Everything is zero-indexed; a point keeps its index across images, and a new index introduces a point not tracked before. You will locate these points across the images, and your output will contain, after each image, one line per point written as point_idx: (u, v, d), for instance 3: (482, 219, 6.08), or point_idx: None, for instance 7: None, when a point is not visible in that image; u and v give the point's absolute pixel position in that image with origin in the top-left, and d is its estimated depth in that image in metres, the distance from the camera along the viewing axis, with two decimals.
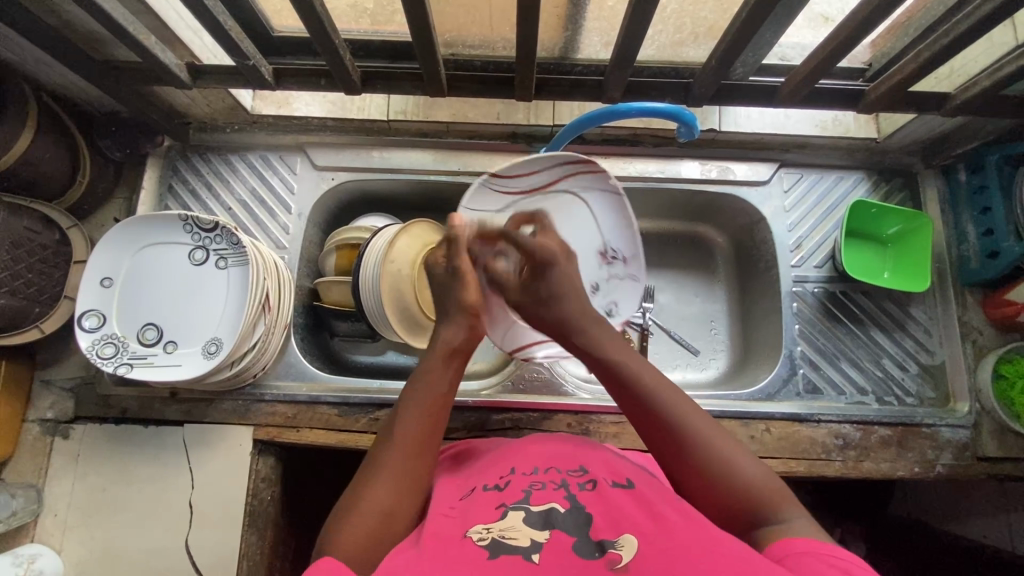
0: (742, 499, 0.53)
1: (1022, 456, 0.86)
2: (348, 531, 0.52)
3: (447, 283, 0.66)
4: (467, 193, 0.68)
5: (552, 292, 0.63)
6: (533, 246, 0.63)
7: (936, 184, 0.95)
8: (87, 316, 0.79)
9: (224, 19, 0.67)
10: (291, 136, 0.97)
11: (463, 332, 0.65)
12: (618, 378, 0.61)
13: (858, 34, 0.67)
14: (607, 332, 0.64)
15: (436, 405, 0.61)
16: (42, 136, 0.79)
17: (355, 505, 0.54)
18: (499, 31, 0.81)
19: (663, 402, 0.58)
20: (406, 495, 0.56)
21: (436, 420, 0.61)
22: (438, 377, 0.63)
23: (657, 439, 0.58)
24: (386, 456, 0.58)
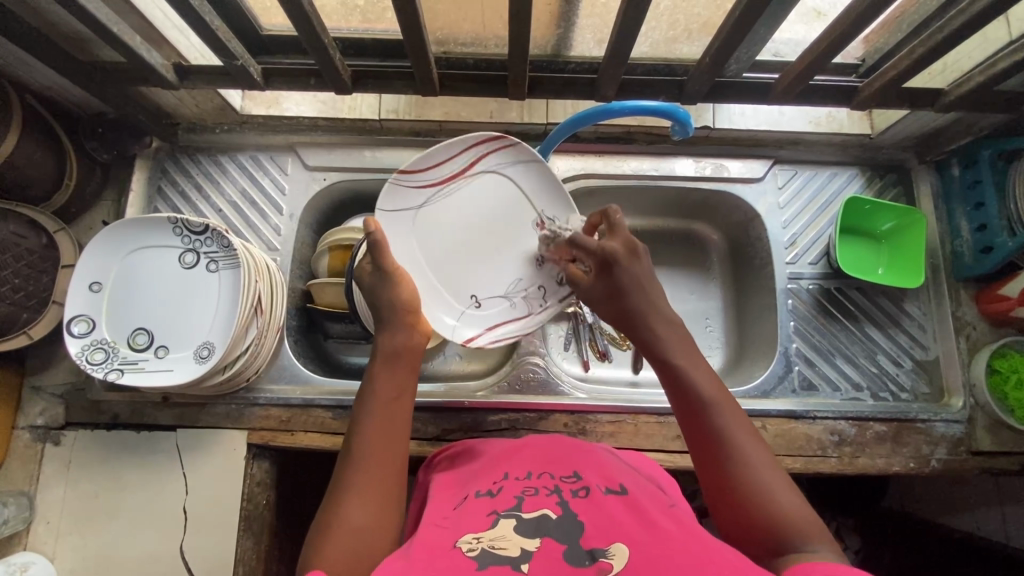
0: (772, 526, 0.52)
1: (1015, 450, 0.86)
2: (327, 553, 0.51)
3: (380, 289, 0.67)
4: (381, 193, 0.72)
5: (626, 288, 0.65)
6: (593, 246, 0.66)
7: (930, 179, 0.95)
8: (76, 321, 0.78)
9: (210, 19, 0.66)
10: (281, 136, 0.95)
11: (401, 335, 0.66)
12: (677, 384, 0.61)
13: (852, 30, 0.67)
14: (676, 334, 0.64)
15: (392, 412, 0.61)
16: (27, 139, 0.77)
17: (331, 523, 0.54)
18: (491, 28, 0.80)
19: (710, 409, 0.58)
20: (379, 510, 0.55)
21: (394, 429, 0.61)
22: (388, 381, 0.63)
23: (700, 451, 0.58)
24: (355, 470, 0.57)
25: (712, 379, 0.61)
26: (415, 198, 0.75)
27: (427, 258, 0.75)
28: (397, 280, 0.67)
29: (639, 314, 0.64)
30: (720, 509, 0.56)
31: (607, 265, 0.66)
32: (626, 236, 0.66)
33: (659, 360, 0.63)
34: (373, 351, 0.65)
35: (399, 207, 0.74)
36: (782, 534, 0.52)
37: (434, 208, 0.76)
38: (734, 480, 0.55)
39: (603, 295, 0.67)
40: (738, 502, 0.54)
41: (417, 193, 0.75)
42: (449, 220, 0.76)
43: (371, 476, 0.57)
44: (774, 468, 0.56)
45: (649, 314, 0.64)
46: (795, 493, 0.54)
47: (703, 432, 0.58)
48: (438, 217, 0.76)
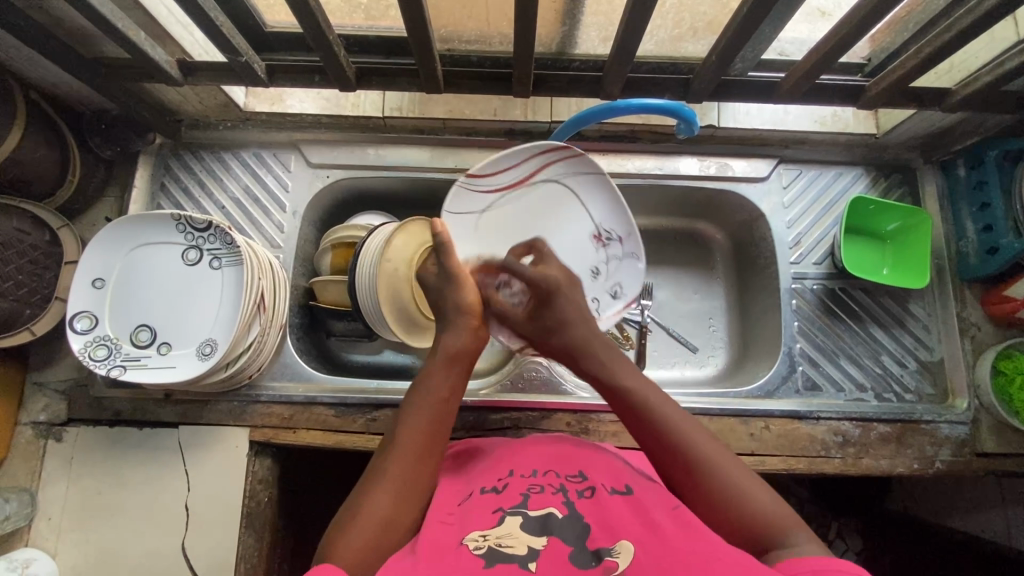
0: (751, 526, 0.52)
1: (1020, 452, 0.86)
2: (351, 540, 0.51)
3: (444, 287, 0.67)
4: (448, 197, 0.70)
5: (567, 317, 0.66)
6: (534, 274, 0.66)
7: (936, 180, 0.95)
8: (79, 317, 0.77)
9: (215, 15, 0.66)
10: (284, 133, 0.95)
11: (463, 337, 0.65)
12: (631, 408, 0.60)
13: (860, 30, 0.66)
14: (616, 358, 0.64)
15: (439, 409, 0.61)
16: (31, 135, 0.77)
17: (359, 510, 0.54)
18: (496, 25, 0.80)
19: (670, 429, 0.58)
20: (407, 502, 0.55)
21: (438, 424, 0.60)
22: (440, 380, 0.62)
23: (665, 467, 0.57)
24: (391, 460, 0.58)
25: (669, 399, 0.61)
26: (480, 204, 0.73)
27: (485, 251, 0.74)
28: (461, 281, 0.66)
29: (580, 352, 0.64)
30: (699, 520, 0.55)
31: (547, 295, 0.66)
32: (558, 265, 0.70)
33: (605, 384, 0.62)
34: (436, 347, 0.65)
35: (458, 214, 0.72)
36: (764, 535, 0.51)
37: (494, 211, 0.74)
38: (712, 489, 0.54)
39: (541, 329, 0.67)
40: (717, 512, 0.53)
41: (485, 197, 0.74)
42: (508, 221, 0.75)
43: (402, 466, 0.57)
44: (741, 470, 0.56)
45: (585, 346, 0.64)
46: (766, 491, 0.54)
47: (672, 449, 0.57)
48: (497, 216, 0.75)
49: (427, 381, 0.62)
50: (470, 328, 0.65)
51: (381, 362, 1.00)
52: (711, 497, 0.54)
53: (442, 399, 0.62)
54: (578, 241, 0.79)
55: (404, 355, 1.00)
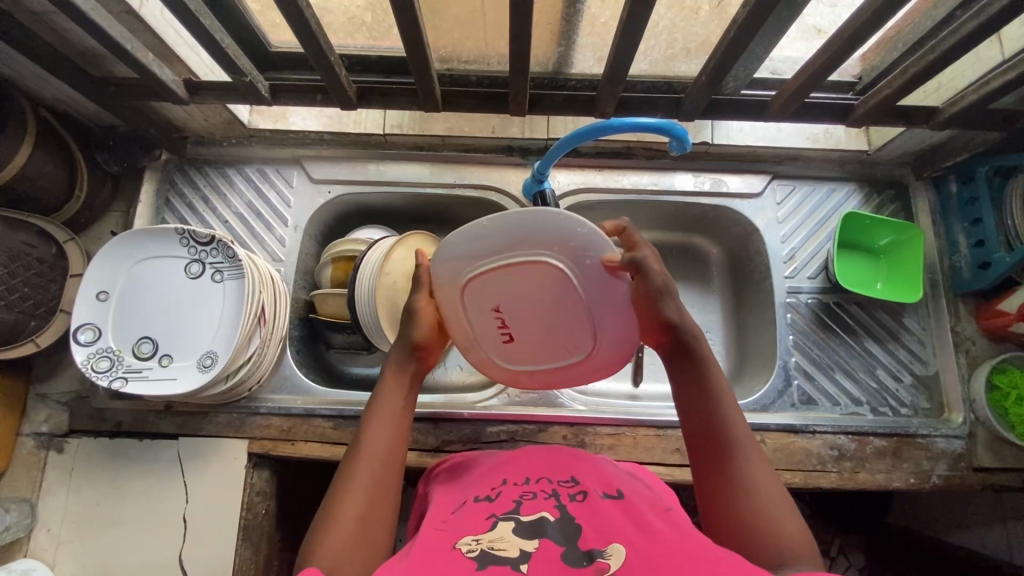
0: (764, 531, 0.53)
1: (1017, 467, 0.86)
2: (326, 548, 0.52)
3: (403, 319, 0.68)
4: None
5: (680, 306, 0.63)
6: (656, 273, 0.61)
7: (928, 195, 0.96)
8: (82, 330, 0.79)
9: (221, 37, 0.68)
10: (287, 149, 0.97)
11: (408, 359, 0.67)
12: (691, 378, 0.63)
13: (846, 50, 0.68)
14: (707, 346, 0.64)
15: (398, 420, 0.62)
16: (40, 152, 0.79)
17: (332, 518, 0.54)
18: (493, 46, 0.82)
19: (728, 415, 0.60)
20: (378, 505, 0.56)
21: (401, 436, 0.62)
22: (393, 391, 0.64)
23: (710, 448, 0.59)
24: (357, 465, 0.58)
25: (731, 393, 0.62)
26: (534, 236, 0.61)
27: (573, 273, 0.63)
28: (415, 317, 0.67)
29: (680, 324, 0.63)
30: (710, 506, 0.57)
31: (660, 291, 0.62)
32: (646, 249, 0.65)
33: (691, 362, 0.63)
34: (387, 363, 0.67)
35: (562, 242, 0.61)
36: (766, 542, 0.52)
37: (486, 282, 0.65)
38: (734, 482, 0.56)
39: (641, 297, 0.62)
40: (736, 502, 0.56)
41: (523, 228, 0.60)
42: (461, 313, 0.69)
43: (370, 470, 0.58)
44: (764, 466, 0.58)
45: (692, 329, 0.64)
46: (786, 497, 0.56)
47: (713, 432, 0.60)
48: (496, 285, 0.65)
49: (385, 391, 0.64)
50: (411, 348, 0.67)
51: (379, 374, 1.01)
52: (730, 481, 0.57)
53: (398, 410, 0.63)
54: None
55: None
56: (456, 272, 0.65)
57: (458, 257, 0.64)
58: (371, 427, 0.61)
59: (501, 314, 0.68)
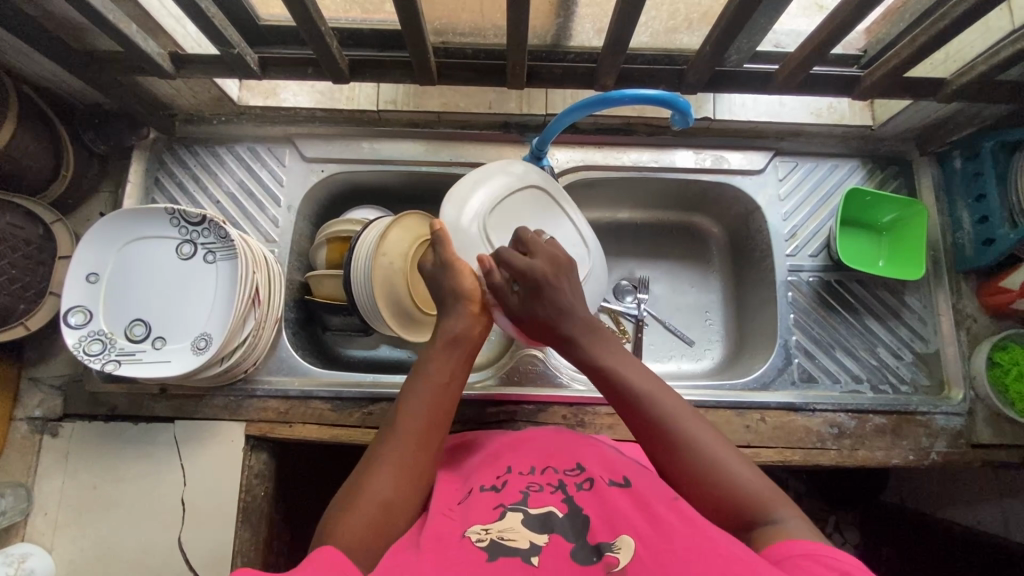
0: (733, 503, 0.52)
1: (1015, 444, 0.86)
2: (350, 518, 0.51)
3: (438, 276, 0.67)
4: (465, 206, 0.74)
5: (563, 304, 0.64)
6: (521, 266, 0.64)
7: (931, 172, 0.95)
8: (73, 312, 0.77)
9: (206, 6, 0.65)
10: (278, 127, 0.95)
11: (462, 322, 0.64)
12: (623, 397, 0.60)
13: (853, 19, 0.66)
14: (603, 341, 0.64)
15: (439, 398, 0.60)
16: (23, 130, 0.77)
17: (362, 487, 0.54)
18: (489, 17, 0.79)
19: (651, 400, 0.59)
20: (406, 485, 0.55)
21: (437, 415, 0.60)
22: (441, 365, 0.62)
23: (656, 446, 0.58)
24: (392, 442, 0.57)
25: (637, 365, 0.62)
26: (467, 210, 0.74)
27: (549, 194, 0.80)
28: (455, 268, 0.66)
29: (562, 327, 0.64)
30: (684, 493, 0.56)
31: (536, 288, 0.64)
32: (547, 252, 0.66)
33: (589, 364, 0.63)
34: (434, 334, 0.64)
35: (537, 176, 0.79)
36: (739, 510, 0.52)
37: (487, 208, 0.75)
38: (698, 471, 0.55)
39: (529, 316, 0.65)
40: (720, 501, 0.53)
41: (503, 169, 0.78)
42: (491, 257, 0.73)
43: (403, 446, 0.57)
44: (693, 416, 0.59)
45: (575, 328, 0.64)
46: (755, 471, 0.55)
47: (654, 425, 0.58)
48: (500, 210, 0.76)
49: (427, 367, 0.62)
50: (468, 316, 0.65)
51: (377, 356, 0.99)
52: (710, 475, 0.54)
53: (441, 387, 0.61)
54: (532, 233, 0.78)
55: (401, 350, 1.00)
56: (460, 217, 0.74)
57: (465, 200, 0.74)
58: (409, 402, 0.60)
59: (516, 240, 0.76)
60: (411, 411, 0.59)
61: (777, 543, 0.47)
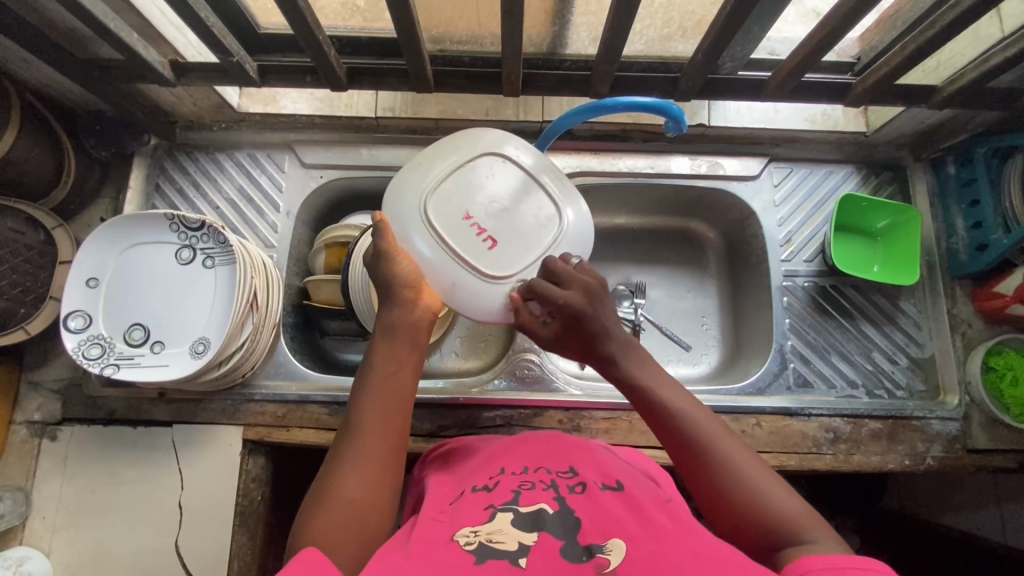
0: (771, 526, 0.51)
1: (1011, 449, 0.86)
2: (321, 526, 0.51)
3: (374, 265, 0.65)
4: (408, 185, 0.68)
5: (608, 325, 0.61)
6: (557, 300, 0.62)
7: (926, 178, 0.95)
8: (73, 316, 0.78)
9: (206, 15, 0.66)
10: (278, 134, 0.96)
11: (400, 309, 0.62)
12: (652, 407, 0.60)
13: (843, 27, 0.67)
14: (638, 356, 0.62)
15: (390, 387, 0.59)
16: (26, 136, 0.78)
17: (330, 490, 0.54)
18: (486, 26, 0.80)
19: (687, 422, 0.58)
20: (376, 481, 0.55)
21: (394, 404, 0.59)
22: (391, 355, 0.60)
23: (687, 464, 0.57)
24: (352, 441, 0.56)
25: (678, 389, 0.60)
26: (412, 192, 0.68)
27: (518, 163, 0.71)
28: (394, 256, 0.64)
29: (603, 345, 0.61)
30: (717, 519, 0.55)
31: (576, 319, 0.61)
32: (583, 279, 0.63)
33: (629, 384, 0.61)
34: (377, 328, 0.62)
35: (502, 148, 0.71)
36: (779, 533, 0.50)
37: (440, 192, 0.68)
38: (729, 495, 0.53)
39: (558, 344, 0.65)
40: (765, 531, 0.51)
41: (469, 141, 0.71)
42: (444, 246, 0.66)
43: (363, 443, 0.56)
44: (721, 434, 0.57)
45: (615, 347, 0.62)
46: (783, 485, 0.54)
47: (684, 446, 0.57)
48: (457, 190, 0.68)
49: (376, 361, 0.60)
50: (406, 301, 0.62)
51: None
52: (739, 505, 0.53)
53: (392, 376, 0.60)
54: (493, 210, 0.68)
55: None
56: (405, 199, 0.68)
57: (412, 184, 0.68)
58: (362, 400, 0.58)
59: (474, 222, 0.67)
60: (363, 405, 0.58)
61: (801, 559, 0.46)
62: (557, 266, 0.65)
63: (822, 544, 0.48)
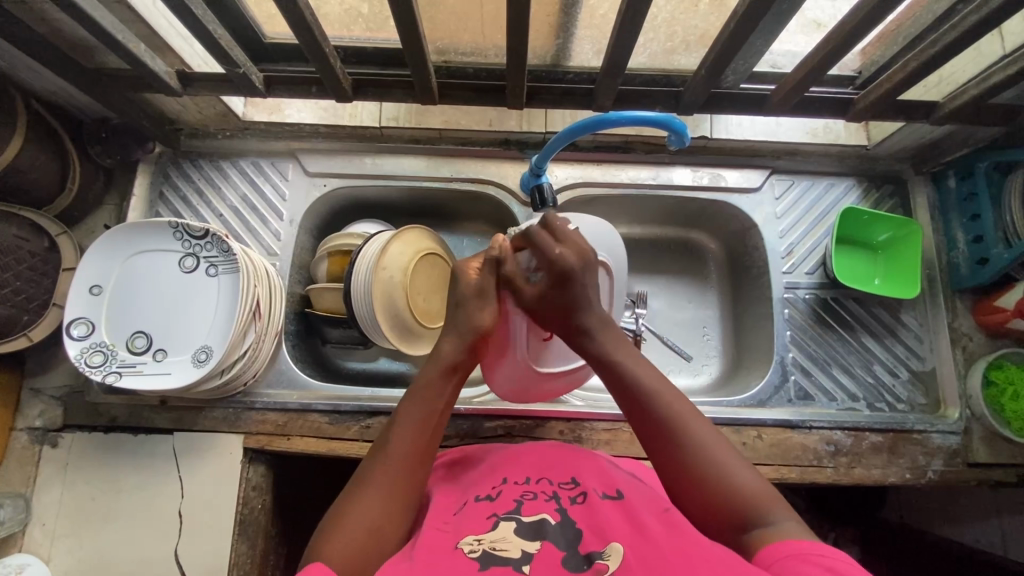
0: (732, 499, 0.53)
1: (1012, 463, 0.86)
2: (336, 542, 0.52)
3: (467, 299, 0.65)
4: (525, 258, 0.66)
5: (579, 300, 0.64)
6: (554, 255, 0.63)
7: (926, 191, 0.96)
8: (75, 324, 0.78)
9: (213, 27, 0.67)
10: (282, 142, 0.96)
11: (463, 348, 0.63)
12: (619, 375, 0.61)
13: (845, 44, 0.68)
14: (614, 333, 0.64)
15: (429, 420, 0.60)
16: (31, 144, 0.78)
17: (350, 511, 0.54)
18: (490, 38, 0.81)
19: (654, 394, 0.59)
20: (396, 511, 0.55)
21: (429, 440, 0.60)
22: (435, 389, 0.62)
23: (651, 438, 0.58)
24: (382, 465, 0.57)
25: (650, 367, 0.62)
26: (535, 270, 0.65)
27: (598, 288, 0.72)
28: (489, 303, 0.65)
29: (579, 318, 0.64)
30: (672, 491, 0.56)
31: (565, 277, 0.63)
32: (577, 243, 0.64)
33: (603, 360, 0.63)
34: (432, 357, 0.64)
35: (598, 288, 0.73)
36: (740, 507, 0.52)
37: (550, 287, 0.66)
38: (694, 469, 0.55)
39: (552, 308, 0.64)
40: (725, 504, 0.53)
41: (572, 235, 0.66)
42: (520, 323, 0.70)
43: (394, 471, 0.57)
44: (696, 417, 0.58)
45: (592, 320, 0.64)
46: (750, 470, 0.55)
47: (650, 422, 0.59)
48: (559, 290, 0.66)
49: (422, 390, 0.62)
50: (469, 342, 0.64)
51: (375, 369, 1.00)
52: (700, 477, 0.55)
53: (434, 411, 0.61)
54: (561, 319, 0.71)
55: (399, 363, 1.00)
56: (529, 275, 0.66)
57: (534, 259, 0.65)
58: (401, 427, 0.60)
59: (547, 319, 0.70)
60: (400, 435, 0.59)
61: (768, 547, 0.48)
62: (509, 261, 0.66)
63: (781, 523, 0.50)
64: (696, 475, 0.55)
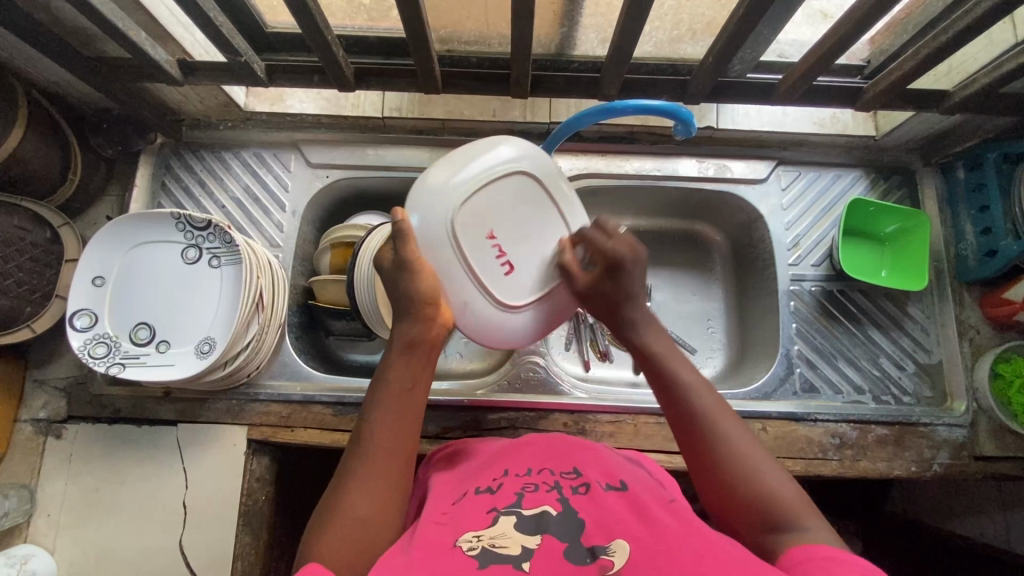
0: (759, 502, 0.53)
1: (1019, 456, 0.86)
2: (327, 541, 0.52)
3: (396, 277, 0.62)
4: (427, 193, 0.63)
5: (631, 291, 0.65)
6: (603, 247, 0.64)
7: (934, 182, 0.95)
8: (79, 315, 0.78)
9: (214, 14, 0.66)
10: (284, 133, 0.95)
11: (422, 323, 0.62)
12: (660, 375, 0.62)
13: (855, 32, 0.67)
14: (654, 325, 0.65)
15: (397, 402, 0.60)
16: (32, 135, 0.78)
17: (336, 505, 0.54)
18: (494, 27, 0.80)
19: (690, 393, 0.60)
20: (383, 497, 0.55)
21: (403, 420, 0.59)
22: (403, 371, 0.61)
23: (686, 438, 0.59)
24: (359, 457, 0.57)
25: (688, 364, 0.62)
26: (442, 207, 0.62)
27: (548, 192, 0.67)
28: (417, 271, 0.61)
29: (625, 310, 0.65)
30: (704, 488, 0.57)
31: (612, 268, 0.64)
32: (627, 238, 0.65)
33: (642, 354, 0.63)
34: (393, 340, 0.63)
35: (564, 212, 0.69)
36: (766, 513, 0.52)
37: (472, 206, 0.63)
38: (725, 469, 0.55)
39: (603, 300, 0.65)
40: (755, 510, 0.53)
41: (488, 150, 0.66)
42: (464, 269, 0.63)
43: (372, 460, 0.56)
44: (731, 415, 0.59)
45: (637, 312, 0.65)
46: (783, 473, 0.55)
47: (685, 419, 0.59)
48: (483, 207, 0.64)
49: (386, 376, 0.61)
50: (426, 316, 0.62)
51: (379, 361, 1.00)
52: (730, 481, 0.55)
53: (402, 392, 0.60)
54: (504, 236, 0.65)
55: None
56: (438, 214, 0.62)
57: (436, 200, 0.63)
58: (371, 417, 0.59)
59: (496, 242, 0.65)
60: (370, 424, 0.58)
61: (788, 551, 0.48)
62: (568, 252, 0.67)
63: (810, 530, 0.50)
64: (725, 478, 0.55)
